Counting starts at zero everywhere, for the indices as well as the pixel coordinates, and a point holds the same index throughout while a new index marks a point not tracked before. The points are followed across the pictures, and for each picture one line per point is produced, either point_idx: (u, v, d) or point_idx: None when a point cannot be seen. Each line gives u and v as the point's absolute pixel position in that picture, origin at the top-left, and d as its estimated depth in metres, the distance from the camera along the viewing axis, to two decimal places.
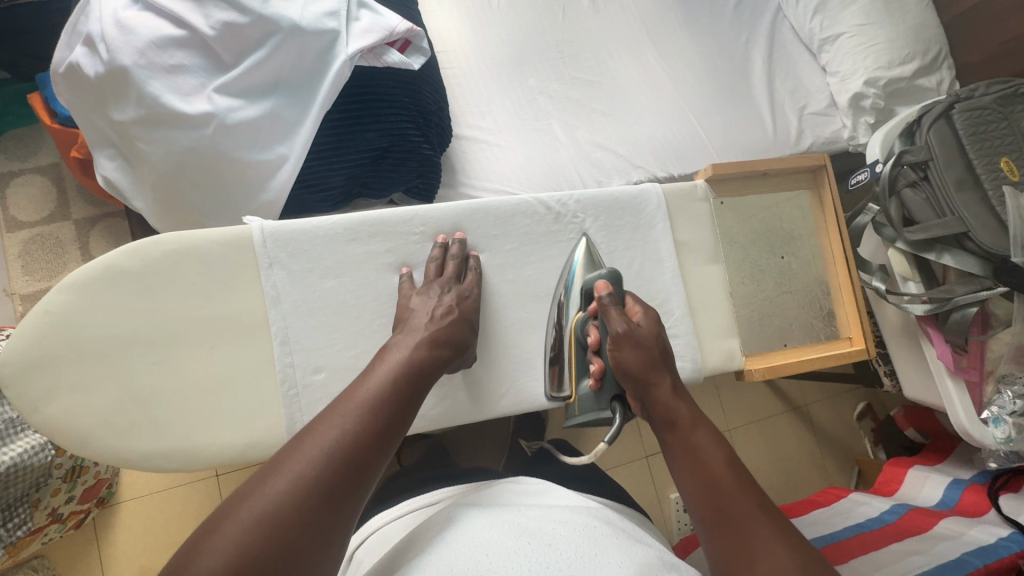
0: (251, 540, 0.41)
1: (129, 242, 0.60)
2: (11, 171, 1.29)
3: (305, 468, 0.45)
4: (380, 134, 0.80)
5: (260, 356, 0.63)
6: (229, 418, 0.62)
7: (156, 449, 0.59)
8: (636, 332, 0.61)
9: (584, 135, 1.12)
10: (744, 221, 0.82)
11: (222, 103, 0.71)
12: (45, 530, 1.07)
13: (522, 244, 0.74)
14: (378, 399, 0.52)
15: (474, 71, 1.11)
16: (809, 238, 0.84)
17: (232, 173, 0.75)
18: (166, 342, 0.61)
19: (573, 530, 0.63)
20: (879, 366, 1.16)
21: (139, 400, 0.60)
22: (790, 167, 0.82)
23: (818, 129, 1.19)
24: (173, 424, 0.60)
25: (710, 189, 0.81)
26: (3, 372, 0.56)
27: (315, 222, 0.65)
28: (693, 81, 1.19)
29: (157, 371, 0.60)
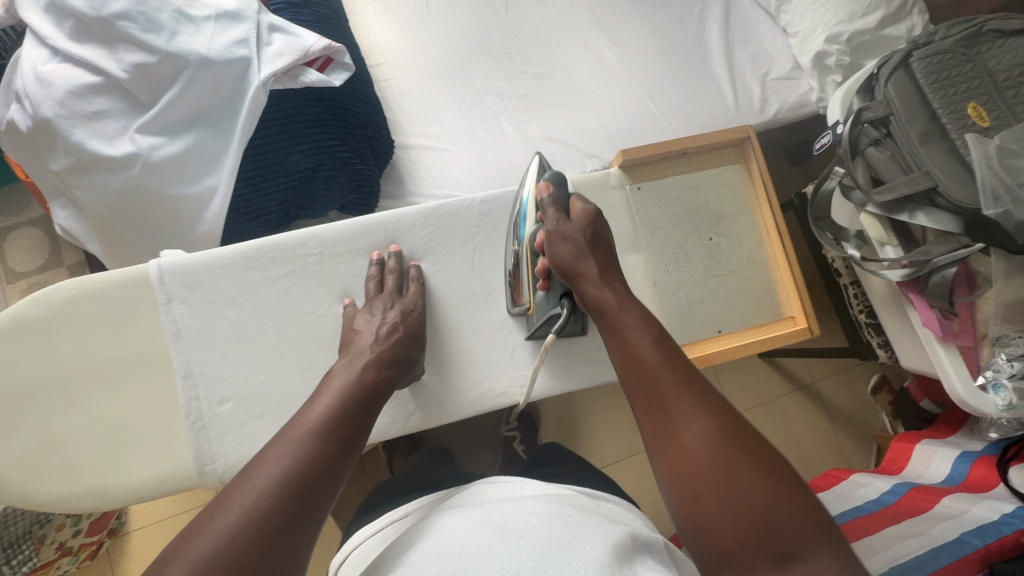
0: (219, 559, 0.40)
1: (33, 292, 0.62)
2: (4, 227, 1.35)
3: (262, 491, 0.45)
4: (306, 155, 0.81)
5: (166, 391, 0.64)
6: (143, 455, 0.63)
7: (73, 490, 0.61)
8: (567, 229, 0.63)
9: (534, 130, 1.10)
10: (667, 205, 0.80)
11: (145, 143, 0.73)
12: (57, 563, 1.13)
13: (432, 249, 0.73)
14: (327, 420, 0.53)
15: (417, 78, 1.10)
16: (739, 216, 0.82)
17: (164, 209, 0.77)
18: (75, 386, 0.62)
19: (547, 518, 0.59)
20: (871, 338, 1.08)
21: (53, 443, 0.61)
22: (709, 143, 0.79)
23: (783, 95, 1.13)
24: (91, 465, 0.62)
25: (623, 174, 0.75)
26: None
27: (212, 255, 0.66)
28: (647, 60, 1.15)
29: (70, 414, 0.62)
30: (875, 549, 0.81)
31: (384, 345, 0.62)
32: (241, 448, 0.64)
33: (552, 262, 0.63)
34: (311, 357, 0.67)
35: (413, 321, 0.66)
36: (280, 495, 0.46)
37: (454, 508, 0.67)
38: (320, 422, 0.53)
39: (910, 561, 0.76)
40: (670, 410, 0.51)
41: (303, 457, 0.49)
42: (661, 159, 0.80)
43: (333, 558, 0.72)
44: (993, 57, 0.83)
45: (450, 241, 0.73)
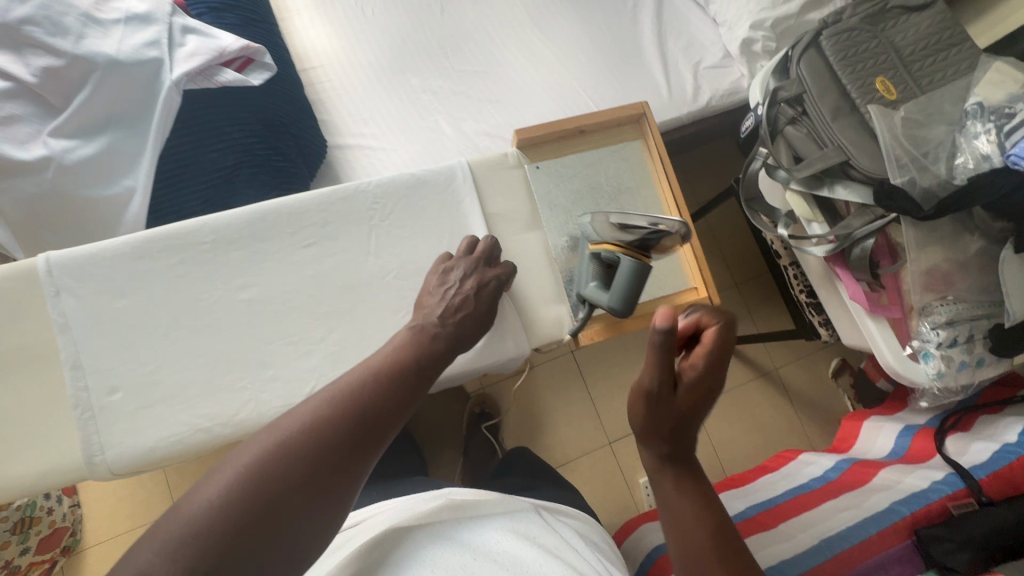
0: (272, 465, 0.43)
1: None
2: None
3: (330, 413, 0.48)
4: (224, 153, 0.82)
5: (55, 387, 0.63)
6: (33, 453, 0.61)
7: None
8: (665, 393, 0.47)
9: (471, 126, 1.11)
10: (565, 182, 0.79)
11: (58, 146, 0.73)
12: None
13: (328, 229, 0.70)
14: (397, 367, 0.54)
15: (352, 80, 1.11)
16: (640, 190, 0.80)
17: (86, 213, 0.77)
18: None
19: (520, 540, 0.61)
20: (812, 317, 1.09)
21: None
22: (606, 120, 0.80)
23: (715, 82, 1.15)
24: None
25: (523, 154, 0.77)
26: None
27: (102, 246, 0.63)
28: (583, 56, 1.17)
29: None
30: (810, 523, 0.81)
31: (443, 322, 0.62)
32: (131, 439, 0.62)
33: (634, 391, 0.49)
34: (212, 345, 0.65)
35: (482, 296, 0.66)
36: (339, 424, 0.47)
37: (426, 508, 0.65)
38: (387, 369, 0.54)
39: (840, 532, 0.76)
40: None
41: (365, 396, 0.50)
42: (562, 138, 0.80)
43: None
44: (899, 32, 0.85)
45: (356, 232, 0.71)
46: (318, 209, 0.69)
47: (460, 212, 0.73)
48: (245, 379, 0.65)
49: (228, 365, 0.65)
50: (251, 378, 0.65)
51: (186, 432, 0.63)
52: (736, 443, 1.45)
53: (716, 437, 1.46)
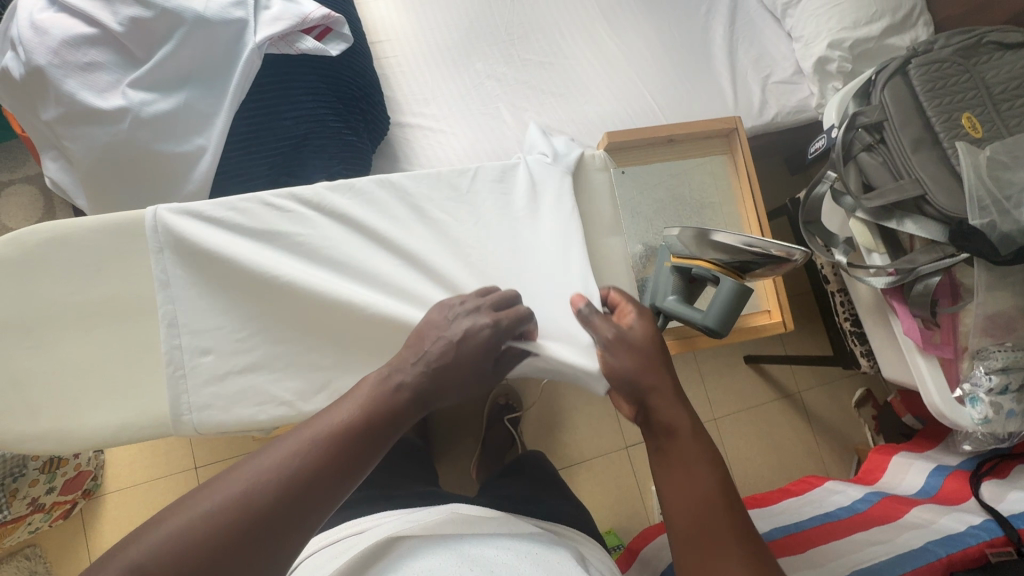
0: (170, 565, 0.37)
1: (8, 233, 0.59)
2: (2, 182, 1.37)
3: (253, 488, 0.41)
4: (297, 121, 0.81)
5: (135, 340, 0.63)
6: (106, 401, 0.62)
7: (32, 431, 0.60)
8: (628, 336, 0.57)
9: (532, 117, 1.10)
10: (649, 190, 0.81)
11: (136, 98, 0.73)
12: (28, 518, 1.13)
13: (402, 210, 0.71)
14: (343, 431, 0.46)
15: (418, 59, 1.10)
16: (723, 205, 0.82)
17: (158, 168, 0.78)
18: (42, 328, 0.61)
19: (515, 555, 0.59)
20: (855, 347, 1.08)
21: (15, 381, 0.60)
22: (696, 132, 0.80)
23: (784, 98, 1.12)
24: (53, 409, 0.61)
25: (609, 158, 0.77)
26: None
27: (206, 209, 0.64)
28: (651, 58, 1.15)
29: (37, 355, 0.61)
30: (840, 553, 0.81)
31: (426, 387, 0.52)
32: (217, 404, 0.63)
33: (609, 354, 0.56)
34: (279, 316, 0.65)
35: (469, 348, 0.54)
36: (256, 513, 0.40)
37: (415, 528, 0.63)
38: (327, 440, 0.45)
39: (876, 565, 0.76)
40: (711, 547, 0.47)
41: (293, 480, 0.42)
42: (653, 145, 0.80)
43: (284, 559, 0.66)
44: (991, 68, 0.83)
45: (428, 220, 0.71)
46: (391, 194, 0.70)
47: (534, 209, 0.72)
48: (312, 353, 0.66)
49: (295, 337, 0.66)
50: (315, 352, 0.66)
51: (254, 400, 0.64)
52: (752, 461, 1.45)
53: (734, 454, 1.45)
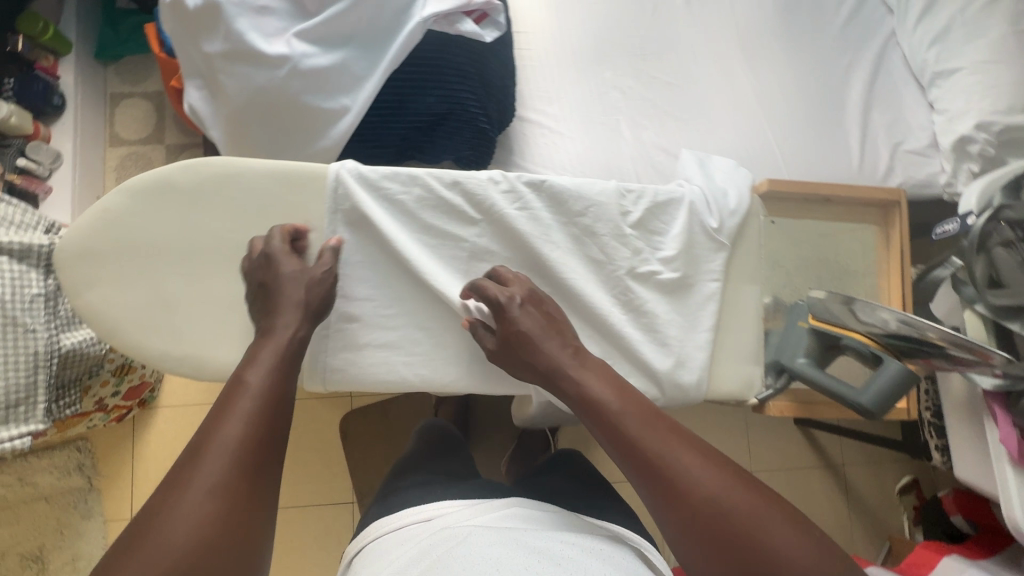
0: (185, 563, 0.41)
1: (187, 159, 0.62)
2: (123, 93, 1.44)
3: (207, 480, 0.44)
4: (440, 100, 0.81)
5: None
6: (236, 340, 0.62)
7: (169, 352, 0.61)
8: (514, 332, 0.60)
9: (650, 136, 1.08)
10: (794, 245, 0.79)
11: (300, 49, 0.75)
12: (91, 415, 1.19)
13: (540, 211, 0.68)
14: (259, 403, 0.49)
15: (552, 58, 1.10)
16: (864, 275, 0.81)
17: (305, 120, 0.79)
18: (198, 256, 0.62)
19: (586, 553, 0.56)
20: (930, 439, 1.05)
21: (165, 304, 0.61)
22: (857, 198, 0.80)
23: (912, 169, 1.08)
24: (190, 336, 0.62)
25: (762, 203, 0.75)
26: (64, 254, 0.59)
27: (383, 174, 0.65)
28: (783, 102, 1.12)
29: (188, 282, 0.62)
30: None
31: (300, 326, 0.57)
32: (349, 366, 0.65)
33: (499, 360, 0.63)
34: (406, 291, 0.67)
35: (291, 290, 0.58)
36: (241, 491, 0.45)
37: (481, 521, 0.61)
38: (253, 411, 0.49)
39: None
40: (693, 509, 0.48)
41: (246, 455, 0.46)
42: (805, 201, 0.80)
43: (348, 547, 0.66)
44: None
45: (576, 230, 0.69)
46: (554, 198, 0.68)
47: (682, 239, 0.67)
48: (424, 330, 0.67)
49: (416, 312, 0.67)
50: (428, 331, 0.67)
51: (368, 364, 0.66)
52: None
53: None
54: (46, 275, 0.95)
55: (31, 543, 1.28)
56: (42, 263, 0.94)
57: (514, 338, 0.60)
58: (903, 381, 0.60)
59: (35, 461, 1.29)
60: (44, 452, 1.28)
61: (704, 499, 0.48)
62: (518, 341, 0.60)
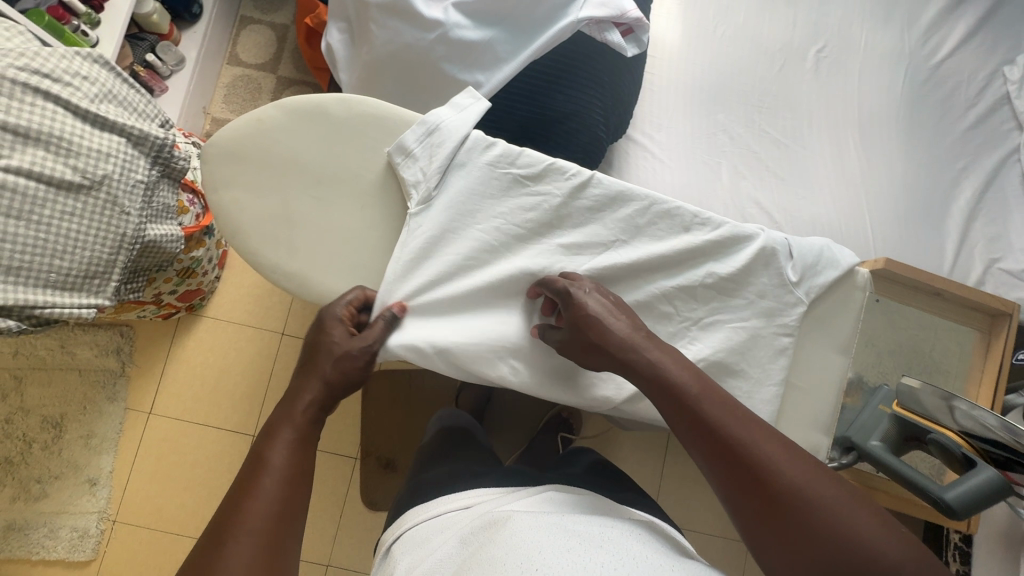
0: None
1: (343, 92, 0.65)
2: (252, 18, 1.50)
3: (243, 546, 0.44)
4: (568, 100, 0.84)
5: (389, 231, 0.65)
6: (341, 272, 0.65)
7: (278, 265, 0.64)
8: (577, 328, 0.59)
9: (748, 187, 1.08)
10: (891, 329, 0.79)
11: (454, 18, 0.78)
12: (145, 306, 1.23)
13: (654, 224, 0.66)
14: (286, 472, 0.50)
15: (670, 87, 1.12)
16: (953, 379, 0.80)
17: (439, 85, 0.83)
18: (329, 183, 0.65)
19: (626, 536, 0.55)
20: (953, 561, 1.02)
21: (289, 220, 0.64)
22: (966, 300, 0.79)
23: (1002, 288, 1.06)
24: (302, 255, 0.64)
25: (870, 281, 0.68)
26: (216, 148, 0.64)
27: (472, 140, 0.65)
28: (888, 188, 1.10)
29: (315, 205, 0.65)
30: None
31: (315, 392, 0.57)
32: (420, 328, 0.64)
33: (565, 350, 0.61)
34: (495, 289, 0.65)
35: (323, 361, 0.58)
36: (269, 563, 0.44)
37: (519, 507, 0.61)
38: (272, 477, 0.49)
39: None
40: (777, 489, 0.48)
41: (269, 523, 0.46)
42: (912, 289, 0.80)
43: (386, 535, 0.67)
44: None
45: None
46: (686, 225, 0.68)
47: (783, 292, 0.66)
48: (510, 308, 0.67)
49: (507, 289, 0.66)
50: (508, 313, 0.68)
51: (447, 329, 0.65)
52: None
53: None
54: (153, 166, 0.83)
55: (54, 408, 1.33)
56: (154, 153, 0.83)
57: (581, 323, 0.59)
58: (991, 491, 0.55)
59: (81, 334, 1.35)
60: (91, 327, 1.33)
61: (785, 490, 0.48)
62: (597, 326, 0.58)
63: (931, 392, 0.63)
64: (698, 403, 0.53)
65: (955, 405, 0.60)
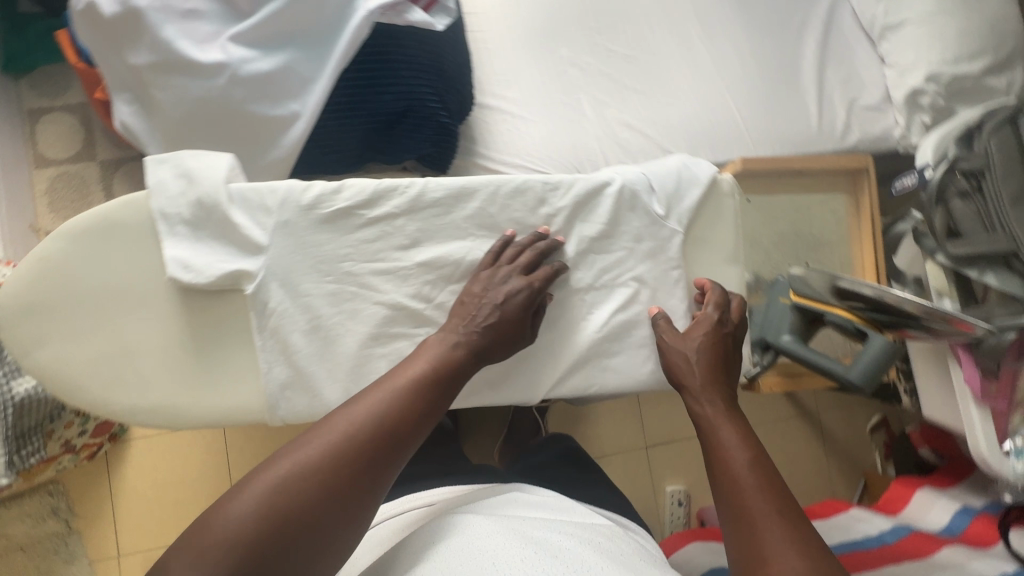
0: (290, 524, 0.43)
1: (127, 193, 0.53)
2: (42, 108, 1.31)
3: (320, 459, 0.45)
4: (395, 98, 0.77)
5: (244, 328, 0.54)
6: (212, 391, 0.54)
7: (141, 408, 0.53)
8: (677, 345, 0.62)
9: (614, 113, 1.06)
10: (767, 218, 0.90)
11: (237, 54, 0.69)
12: (58, 459, 1.11)
13: (506, 205, 0.60)
14: (393, 405, 0.50)
15: (504, 38, 1.06)
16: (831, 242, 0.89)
17: (252, 130, 0.74)
18: (155, 299, 0.53)
19: (580, 543, 0.56)
20: (900, 384, 1.11)
21: (129, 355, 0.53)
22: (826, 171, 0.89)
23: (868, 125, 1.10)
24: (163, 390, 0.53)
25: (736, 184, 0.68)
26: (5, 308, 0.52)
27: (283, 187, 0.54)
28: (741, 67, 1.11)
29: (151, 330, 0.53)
30: None
31: (513, 292, 0.56)
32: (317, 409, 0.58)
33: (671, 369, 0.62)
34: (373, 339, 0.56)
35: (493, 296, 0.55)
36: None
37: (485, 510, 0.62)
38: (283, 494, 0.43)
39: None
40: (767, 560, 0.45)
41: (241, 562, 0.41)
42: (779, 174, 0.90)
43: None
44: None
45: None
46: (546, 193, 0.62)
47: (658, 228, 0.65)
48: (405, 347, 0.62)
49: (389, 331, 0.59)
50: None
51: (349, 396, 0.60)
52: None
53: None
54: None
55: None
56: None
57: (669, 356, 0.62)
58: (886, 354, 0.62)
59: (6, 510, 1.23)
60: (14, 501, 1.21)
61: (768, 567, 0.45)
62: (683, 370, 0.60)
63: (822, 277, 0.66)
64: (733, 467, 0.52)
65: (840, 283, 0.63)
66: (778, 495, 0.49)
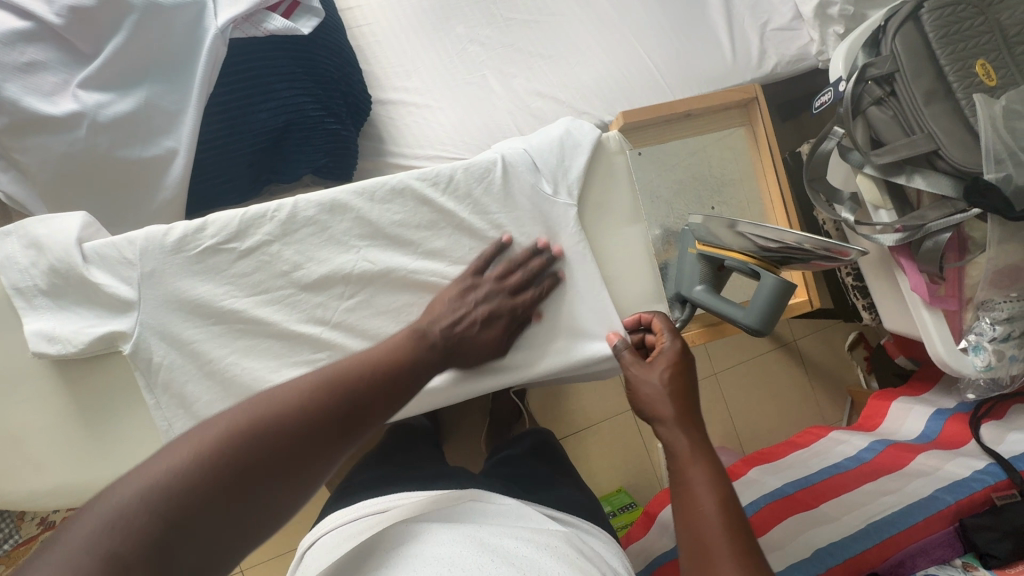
0: (239, 469, 0.40)
1: None
2: None
3: (290, 412, 0.44)
4: (274, 113, 0.74)
5: (125, 384, 0.60)
6: (102, 452, 0.60)
7: (41, 487, 0.59)
8: (644, 376, 0.60)
9: (522, 84, 1.02)
10: (666, 169, 0.84)
11: (90, 100, 0.65)
12: (38, 537, 1.09)
13: (387, 202, 0.62)
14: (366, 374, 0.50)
15: (394, 27, 1.02)
16: (743, 180, 0.86)
17: (131, 175, 0.70)
18: (31, 379, 0.58)
19: (539, 550, 0.51)
20: (858, 301, 1.11)
21: (15, 439, 0.58)
22: (713, 107, 0.84)
23: (783, 47, 1.07)
24: (58, 462, 0.59)
25: (623, 139, 0.71)
26: None
27: (141, 237, 0.57)
28: (644, 11, 1.07)
29: (33, 409, 0.58)
30: (846, 511, 0.87)
31: (479, 332, 0.60)
32: None
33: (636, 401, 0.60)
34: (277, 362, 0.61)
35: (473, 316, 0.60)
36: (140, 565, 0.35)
37: (444, 514, 0.56)
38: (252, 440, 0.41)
39: (887, 517, 0.82)
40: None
41: (182, 508, 0.37)
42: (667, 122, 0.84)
43: (303, 538, 0.60)
44: (1005, 10, 0.80)
45: None
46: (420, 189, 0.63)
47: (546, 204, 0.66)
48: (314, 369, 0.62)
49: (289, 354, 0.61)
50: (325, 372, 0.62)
51: None
52: (756, 411, 1.49)
53: (736, 404, 1.48)
54: None
55: None
56: None
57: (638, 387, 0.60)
58: (778, 294, 0.63)
59: None
60: None
61: None
62: (654, 403, 0.58)
63: (720, 221, 0.65)
64: (688, 484, 0.52)
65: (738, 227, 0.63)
66: (740, 544, 0.46)
